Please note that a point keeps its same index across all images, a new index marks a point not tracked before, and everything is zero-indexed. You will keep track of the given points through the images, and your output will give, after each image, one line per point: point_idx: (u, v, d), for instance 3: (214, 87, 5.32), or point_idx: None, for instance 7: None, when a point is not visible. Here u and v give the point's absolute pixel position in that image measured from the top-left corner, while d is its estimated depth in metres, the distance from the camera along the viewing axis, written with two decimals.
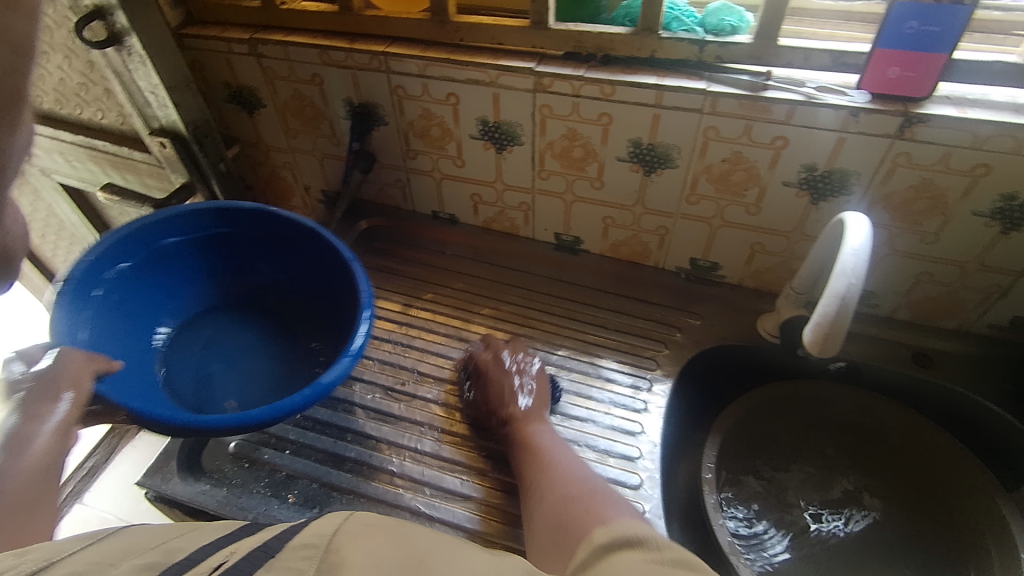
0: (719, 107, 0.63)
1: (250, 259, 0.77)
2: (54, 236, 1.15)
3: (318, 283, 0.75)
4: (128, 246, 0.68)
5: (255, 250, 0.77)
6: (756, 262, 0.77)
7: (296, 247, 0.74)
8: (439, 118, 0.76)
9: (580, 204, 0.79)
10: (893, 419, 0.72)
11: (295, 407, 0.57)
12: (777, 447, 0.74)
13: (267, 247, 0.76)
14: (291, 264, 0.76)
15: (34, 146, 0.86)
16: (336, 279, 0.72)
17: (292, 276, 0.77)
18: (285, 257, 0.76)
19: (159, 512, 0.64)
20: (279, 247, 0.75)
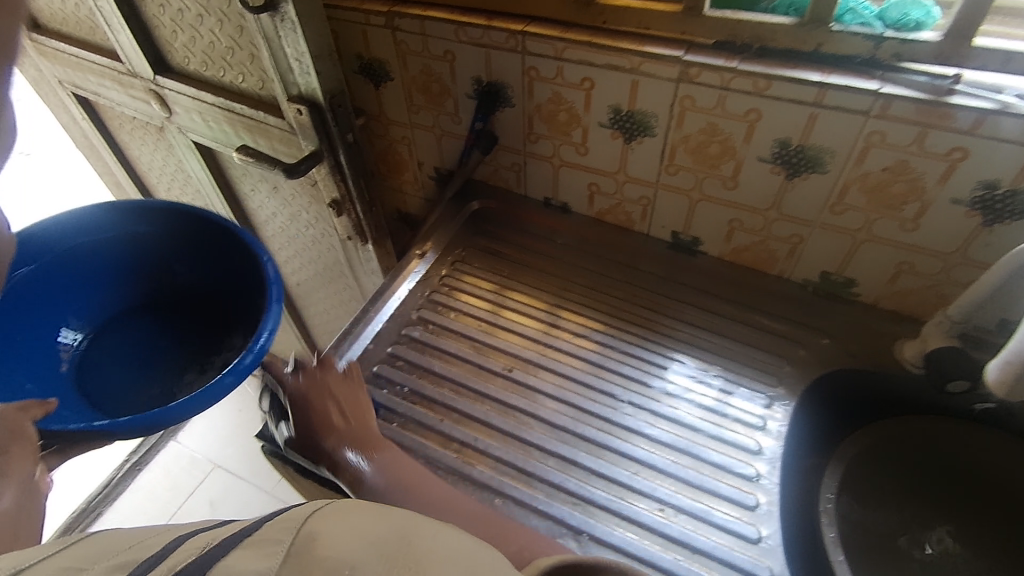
0: (890, 110, 0.57)
1: (167, 256, 0.88)
2: (179, 190, 1.22)
3: (220, 269, 0.86)
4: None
5: (149, 248, 0.87)
6: (899, 283, 0.70)
7: (216, 244, 0.84)
8: (569, 103, 0.73)
9: (707, 204, 0.75)
10: None
11: (248, 367, 0.67)
12: (889, 486, 0.70)
13: (146, 245, 0.86)
14: (192, 260, 0.88)
15: (176, 104, 0.91)
16: (238, 252, 0.82)
17: (203, 271, 0.88)
18: (187, 253, 0.87)
19: (273, 468, 0.66)
20: (170, 241, 0.85)
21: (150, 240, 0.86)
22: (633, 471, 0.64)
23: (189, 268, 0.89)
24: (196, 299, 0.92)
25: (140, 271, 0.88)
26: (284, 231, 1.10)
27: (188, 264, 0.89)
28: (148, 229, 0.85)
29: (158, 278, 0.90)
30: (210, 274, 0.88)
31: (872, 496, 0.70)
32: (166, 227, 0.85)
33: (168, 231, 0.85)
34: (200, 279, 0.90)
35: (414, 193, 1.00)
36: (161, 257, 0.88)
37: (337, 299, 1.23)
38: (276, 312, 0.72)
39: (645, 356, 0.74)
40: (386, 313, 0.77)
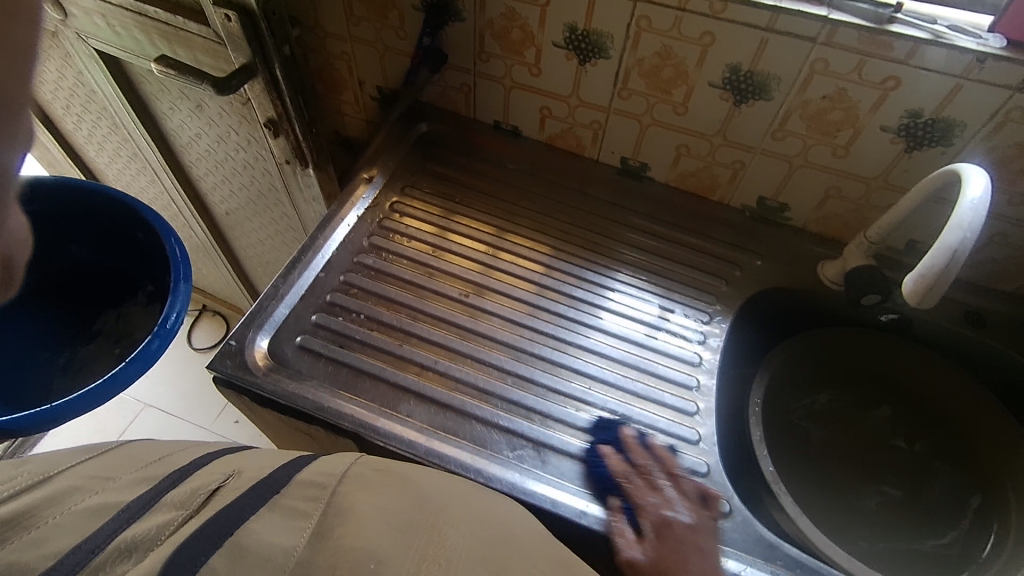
0: (835, 38, 0.59)
1: (63, 238, 0.92)
2: (80, 108, 1.09)
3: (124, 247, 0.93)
4: None
5: (43, 229, 0.89)
6: (826, 208, 0.75)
7: (118, 226, 0.89)
8: (523, 20, 0.71)
9: (657, 129, 0.76)
10: (915, 366, 0.75)
11: (157, 351, 0.74)
12: (800, 393, 0.78)
13: (39, 228, 0.89)
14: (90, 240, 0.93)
15: (74, 5, 0.80)
16: (137, 233, 0.88)
17: (103, 250, 0.95)
18: (89, 236, 0.93)
19: (224, 396, 0.63)
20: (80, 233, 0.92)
21: (46, 222, 0.89)
22: (586, 386, 0.67)
23: (89, 246, 0.94)
24: (96, 272, 0.98)
25: (36, 252, 0.92)
26: (211, 156, 1.02)
27: (87, 243, 0.94)
28: (42, 212, 0.87)
29: (58, 259, 0.95)
30: (112, 251, 0.95)
31: (784, 397, 0.77)
32: (63, 209, 0.87)
33: (65, 212, 0.88)
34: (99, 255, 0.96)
35: (355, 115, 0.95)
36: (59, 241, 0.93)
37: (273, 230, 1.16)
38: (185, 288, 0.78)
39: (595, 279, 0.77)
40: (335, 240, 0.74)
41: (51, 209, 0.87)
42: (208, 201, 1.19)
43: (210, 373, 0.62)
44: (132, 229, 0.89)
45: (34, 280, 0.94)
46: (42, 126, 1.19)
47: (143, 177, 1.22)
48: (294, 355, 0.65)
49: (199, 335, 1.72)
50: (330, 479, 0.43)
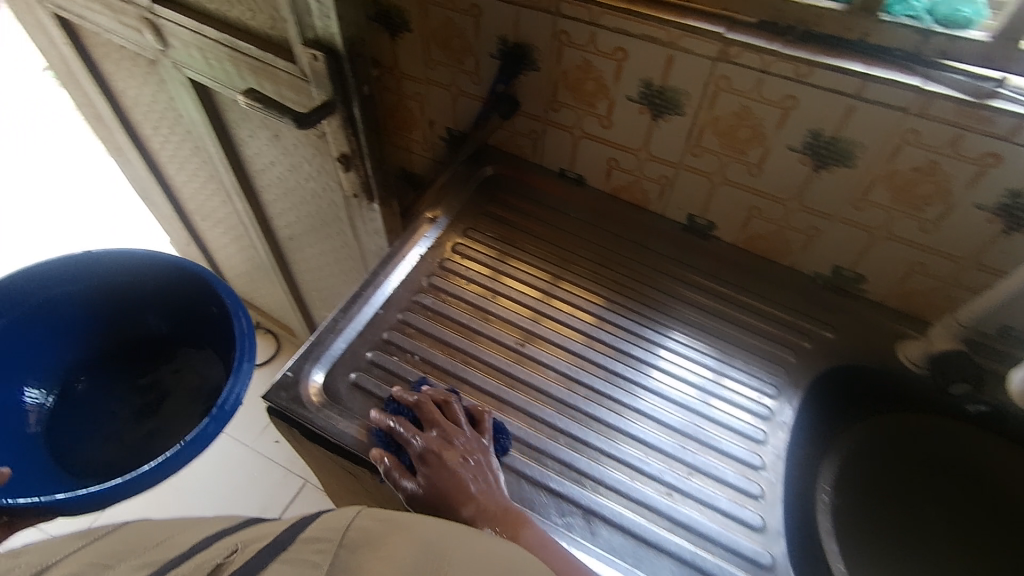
0: (930, 109, 0.56)
1: (137, 309, 0.96)
2: (167, 130, 1.16)
3: (194, 316, 0.97)
4: None
5: (118, 299, 0.93)
6: (908, 283, 0.71)
7: (190, 297, 0.92)
8: (598, 72, 0.71)
9: (727, 188, 0.74)
10: (1006, 465, 0.69)
11: (210, 433, 0.73)
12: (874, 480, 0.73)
13: (115, 296, 0.92)
14: (161, 309, 0.97)
15: (174, 37, 0.85)
16: (208, 304, 0.91)
17: (174, 321, 0.99)
18: (162, 306, 0.96)
19: (275, 427, 0.63)
20: (157, 302, 0.95)
21: (123, 294, 0.92)
22: (642, 453, 0.64)
23: (162, 321, 0.99)
24: (162, 348, 1.01)
25: (112, 323, 0.96)
26: (282, 183, 1.06)
27: (161, 314, 0.98)
28: (120, 281, 0.90)
29: (127, 328, 0.98)
30: (181, 325, 0.99)
31: (858, 484, 0.72)
32: (141, 278, 0.91)
33: (144, 283, 0.92)
34: (170, 327, 1.00)
35: (423, 154, 0.96)
36: (135, 308, 0.96)
37: (333, 257, 1.19)
38: (248, 368, 0.77)
39: (653, 340, 0.74)
40: (395, 278, 0.75)
41: (131, 279, 0.91)
42: (274, 224, 1.23)
43: (264, 403, 0.62)
44: (204, 302, 0.91)
45: (106, 349, 0.97)
46: (131, 143, 1.27)
47: (216, 197, 1.27)
48: (346, 392, 0.64)
49: None
50: (336, 532, 0.42)
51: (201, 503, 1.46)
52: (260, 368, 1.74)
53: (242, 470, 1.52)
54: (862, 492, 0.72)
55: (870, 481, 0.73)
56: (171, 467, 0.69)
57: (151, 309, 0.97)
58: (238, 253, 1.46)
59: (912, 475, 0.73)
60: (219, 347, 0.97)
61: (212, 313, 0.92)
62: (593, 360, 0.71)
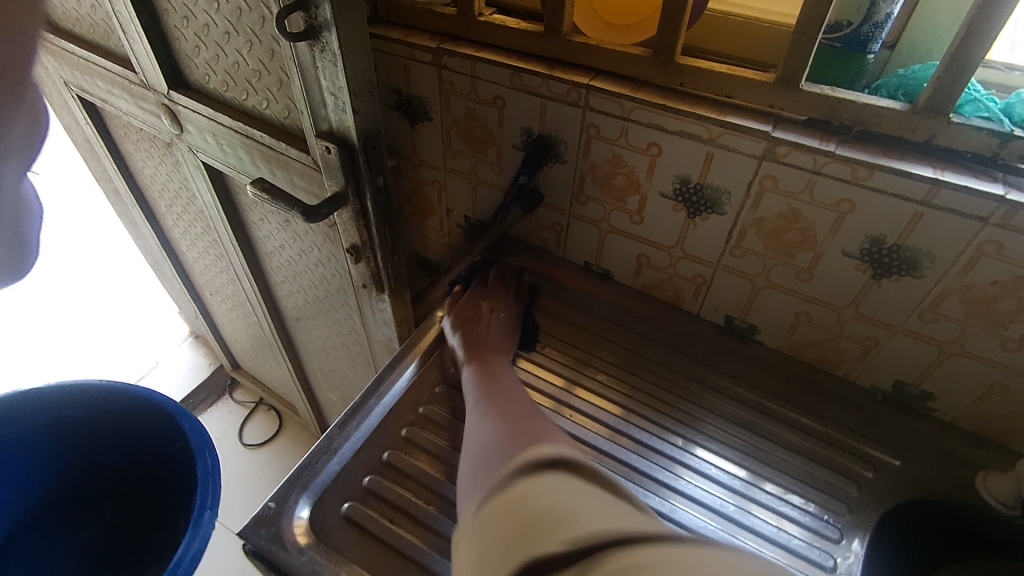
0: (1013, 220, 0.49)
1: (95, 448, 1.08)
2: (180, 208, 1.14)
3: (161, 452, 1.05)
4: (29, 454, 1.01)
5: (104, 432, 1.05)
6: (985, 405, 0.62)
7: (154, 433, 1.01)
8: (629, 167, 0.66)
9: (772, 291, 0.67)
10: None
11: None
12: None
13: (89, 435, 1.05)
14: (128, 444, 1.07)
15: (189, 122, 0.83)
16: (170, 436, 0.99)
17: (127, 454, 1.09)
18: (109, 440, 1.07)
19: (254, 570, 0.54)
20: (126, 436, 1.05)
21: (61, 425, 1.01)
22: None
23: (115, 453, 1.09)
24: (112, 473, 1.12)
25: (76, 455, 1.08)
26: (291, 267, 1.01)
27: (116, 450, 1.09)
28: (80, 414, 1.01)
29: (101, 460, 1.10)
30: (144, 457, 1.08)
31: None
32: (107, 410, 1.01)
33: (116, 416, 1.02)
34: (123, 459, 1.10)
35: (439, 241, 0.92)
36: (90, 444, 1.07)
37: (340, 342, 1.13)
38: (208, 516, 0.82)
39: (686, 462, 0.65)
40: (401, 385, 0.67)
41: (87, 409, 1.01)
42: (281, 305, 1.18)
43: (242, 540, 0.54)
44: (169, 438, 1.00)
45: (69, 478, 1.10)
46: (145, 218, 1.25)
47: (225, 276, 1.24)
48: (338, 528, 0.56)
49: (251, 429, 1.69)
50: None
51: None
52: (258, 450, 1.65)
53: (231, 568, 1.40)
54: None
55: None
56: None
57: (105, 445, 1.07)
58: (245, 330, 1.40)
59: None
60: (184, 474, 1.03)
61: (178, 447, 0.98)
62: None
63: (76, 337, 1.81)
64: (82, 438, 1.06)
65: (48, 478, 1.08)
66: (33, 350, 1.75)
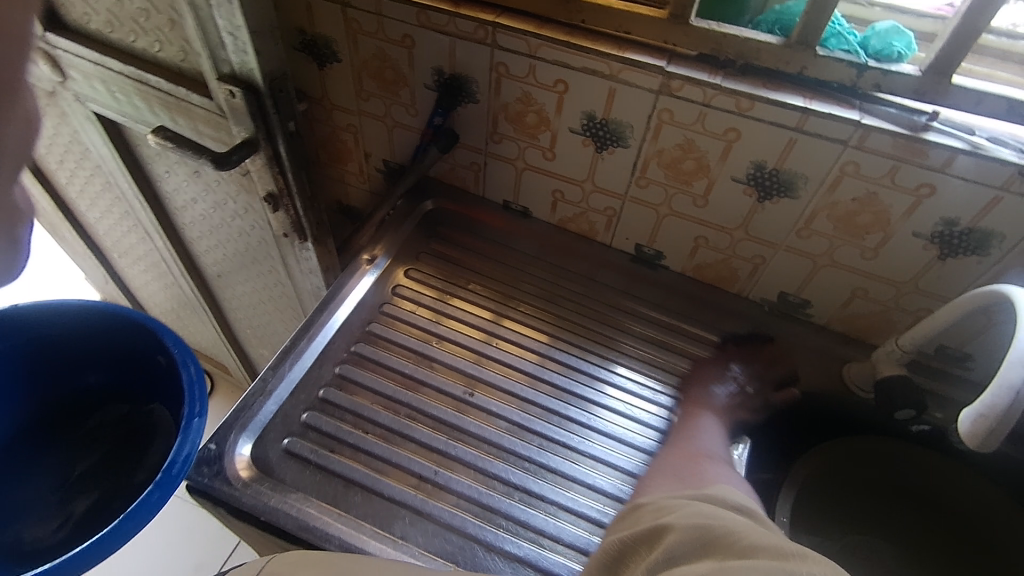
0: (868, 142, 0.56)
1: (78, 367, 0.96)
2: (73, 164, 1.06)
3: (138, 364, 0.95)
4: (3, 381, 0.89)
5: (73, 355, 0.94)
6: (851, 308, 0.72)
7: (135, 352, 0.92)
8: (538, 104, 0.68)
9: (674, 219, 0.73)
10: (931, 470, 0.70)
11: (153, 502, 0.67)
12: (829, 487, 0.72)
13: (53, 362, 0.93)
14: (101, 364, 0.96)
15: (73, 67, 0.77)
16: (153, 349, 0.89)
17: (114, 377, 0.98)
18: (95, 362, 0.96)
19: (198, 507, 0.56)
20: (112, 358, 0.95)
21: (39, 348, 0.89)
22: (601, 503, 0.61)
23: (100, 374, 0.98)
24: (95, 399, 1.01)
25: (50, 384, 0.95)
26: (206, 220, 0.98)
27: (100, 370, 0.98)
28: (45, 336, 0.88)
29: (70, 387, 0.98)
30: (122, 377, 0.98)
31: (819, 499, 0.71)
32: (79, 331, 0.90)
33: (86, 332, 0.90)
34: (110, 382, 0.99)
35: (359, 187, 0.91)
36: (71, 367, 0.96)
37: (267, 295, 1.11)
38: (199, 424, 0.73)
39: (601, 376, 0.71)
40: (332, 326, 0.69)
41: (55, 331, 0.88)
42: (200, 262, 1.14)
43: (184, 482, 0.56)
44: (150, 352, 0.90)
45: (41, 414, 0.97)
46: (33, 177, 1.15)
47: (134, 235, 1.17)
48: (280, 461, 0.59)
49: None
50: None
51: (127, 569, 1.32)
52: None
53: (176, 527, 1.40)
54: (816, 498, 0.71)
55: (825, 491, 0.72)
56: (113, 545, 0.65)
57: (89, 367, 0.97)
58: (164, 291, 1.35)
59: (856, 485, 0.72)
60: (170, 390, 0.94)
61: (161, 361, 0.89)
62: (542, 404, 0.67)
63: None
64: (56, 364, 0.94)
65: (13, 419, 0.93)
66: None
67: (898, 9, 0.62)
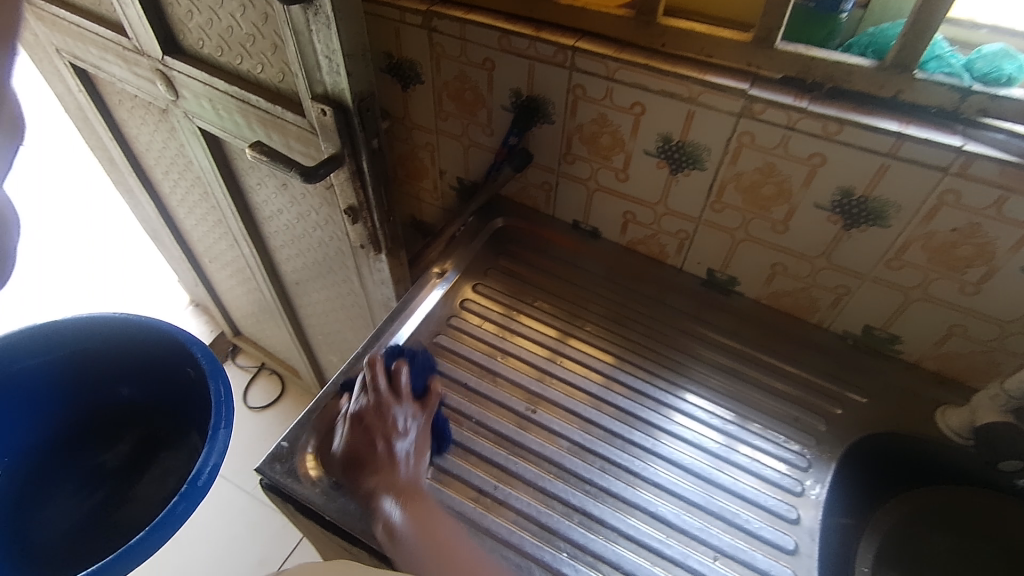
0: (971, 170, 0.53)
1: (107, 380, 0.89)
2: (176, 174, 1.15)
3: (167, 380, 0.88)
4: (23, 397, 0.82)
5: (99, 371, 0.87)
6: (945, 347, 0.67)
7: (168, 363, 0.85)
8: (614, 126, 0.68)
9: (750, 245, 0.71)
10: None
11: (178, 518, 0.65)
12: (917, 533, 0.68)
13: (86, 376, 0.87)
14: (134, 379, 0.90)
15: (185, 87, 0.85)
16: (182, 362, 0.83)
17: (147, 391, 0.91)
18: (127, 376, 0.89)
19: (270, 501, 0.59)
20: (140, 375, 0.89)
21: (63, 365, 0.83)
22: (662, 533, 0.59)
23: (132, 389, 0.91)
24: (126, 417, 0.93)
25: (78, 400, 0.89)
26: (289, 229, 1.04)
27: (134, 385, 0.91)
28: (77, 348, 0.83)
29: (105, 401, 0.91)
30: (152, 393, 0.91)
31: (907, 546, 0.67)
32: (107, 342, 0.84)
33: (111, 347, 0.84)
34: (143, 397, 0.92)
35: (433, 203, 0.94)
36: (100, 381, 0.89)
37: (339, 303, 1.16)
38: (225, 436, 0.71)
39: (668, 401, 0.70)
40: (401, 335, 0.72)
41: (90, 345, 0.83)
42: (281, 269, 1.21)
43: (258, 475, 0.59)
44: (180, 364, 0.84)
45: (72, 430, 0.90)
46: (141, 186, 1.27)
47: (224, 242, 1.26)
48: None
49: (255, 392, 1.74)
50: None
51: (199, 556, 1.40)
52: (263, 411, 1.70)
53: (241, 520, 1.47)
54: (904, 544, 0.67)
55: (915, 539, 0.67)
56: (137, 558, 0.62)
57: (120, 382, 0.90)
58: (246, 295, 1.44)
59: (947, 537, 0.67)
60: (195, 403, 0.88)
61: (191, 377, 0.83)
62: (605, 426, 0.66)
63: (77, 304, 1.83)
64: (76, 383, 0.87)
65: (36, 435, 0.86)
66: (36, 317, 1.78)
67: (1007, 31, 0.58)
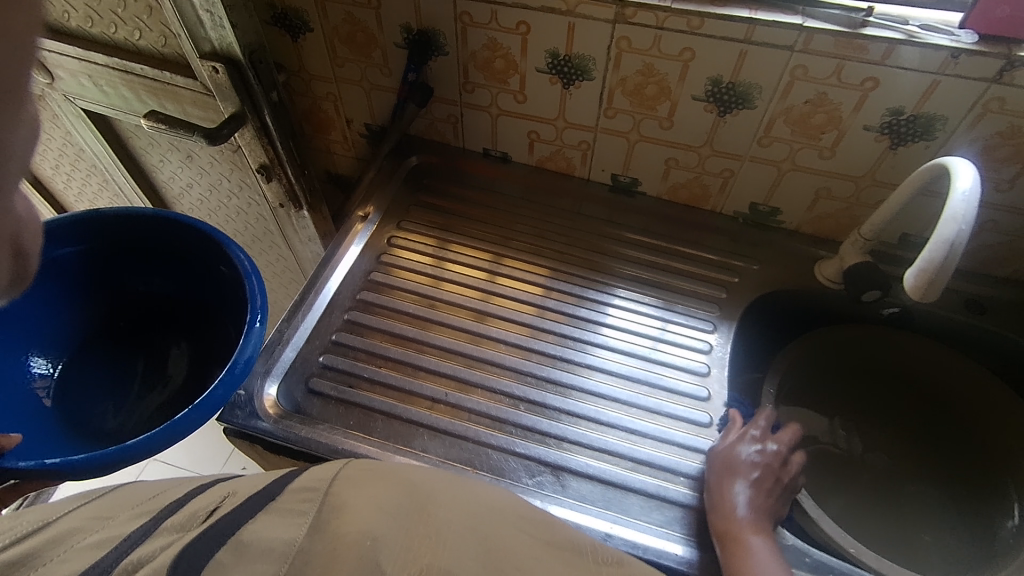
0: (812, 44, 0.60)
1: (145, 270, 0.84)
2: (69, 166, 1.09)
3: (201, 276, 0.82)
4: (60, 275, 0.77)
5: (139, 259, 0.82)
6: (817, 209, 0.76)
7: (199, 256, 0.79)
8: (504, 49, 0.72)
9: (645, 144, 0.77)
10: (910, 356, 0.76)
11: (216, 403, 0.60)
12: (825, 363, 0.78)
13: (123, 266, 0.82)
14: (169, 272, 0.83)
15: (59, 67, 0.80)
16: (214, 262, 0.78)
17: (181, 285, 0.84)
18: (165, 268, 0.83)
19: (236, 447, 0.63)
20: (173, 267, 0.83)
21: (108, 251, 0.80)
22: (598, 406, 0.67)
23: (168, 283, 0.85)
24: (161, 310, 0.87)
25: (113, 291, 0.84)
26: (204, 203, 1.02)
27: (166, 278, 0.84)
28: (111, 238, 0.79)
29: (136, 294, 0.85)
30: (187, 290, 0.85)
31: (809, 375, 0.78)
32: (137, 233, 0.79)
33: (146, 242, 0.80)
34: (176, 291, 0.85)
35: (345, 154, 0.96)
36: (135, 274, 0.84)
37: (270, 272, 1.16)
38: (260, 329, 0.66)
39: (594, 296, 0.77)
40: (334, 279, 0.75)
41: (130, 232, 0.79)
42: None
43: (221, 424, 0.62)
44: (212, 260, 0.78)
45: (105, 321, 0.84)
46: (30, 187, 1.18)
47: None
48: (305, 399, 0.65)
49: None
50: None
51: None
52: None
53: None
54: (808, 376, 0.78)
55: (823, 370, 0.78)
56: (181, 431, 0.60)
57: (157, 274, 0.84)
58: None
59: (849, 371, 0.78)
60: (228, 303, 0.81)
61: (223, 273, 0.78)
62: (542, 327, 0.73)
63: None
64: (112, 271, 0.82)
65: (73, 325, 0.81)
66: None
67: None
